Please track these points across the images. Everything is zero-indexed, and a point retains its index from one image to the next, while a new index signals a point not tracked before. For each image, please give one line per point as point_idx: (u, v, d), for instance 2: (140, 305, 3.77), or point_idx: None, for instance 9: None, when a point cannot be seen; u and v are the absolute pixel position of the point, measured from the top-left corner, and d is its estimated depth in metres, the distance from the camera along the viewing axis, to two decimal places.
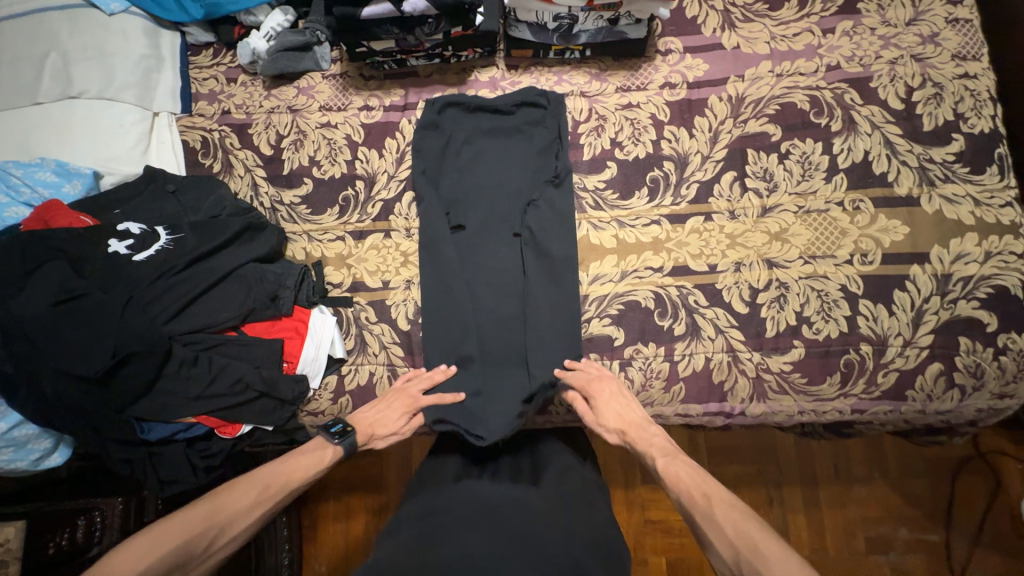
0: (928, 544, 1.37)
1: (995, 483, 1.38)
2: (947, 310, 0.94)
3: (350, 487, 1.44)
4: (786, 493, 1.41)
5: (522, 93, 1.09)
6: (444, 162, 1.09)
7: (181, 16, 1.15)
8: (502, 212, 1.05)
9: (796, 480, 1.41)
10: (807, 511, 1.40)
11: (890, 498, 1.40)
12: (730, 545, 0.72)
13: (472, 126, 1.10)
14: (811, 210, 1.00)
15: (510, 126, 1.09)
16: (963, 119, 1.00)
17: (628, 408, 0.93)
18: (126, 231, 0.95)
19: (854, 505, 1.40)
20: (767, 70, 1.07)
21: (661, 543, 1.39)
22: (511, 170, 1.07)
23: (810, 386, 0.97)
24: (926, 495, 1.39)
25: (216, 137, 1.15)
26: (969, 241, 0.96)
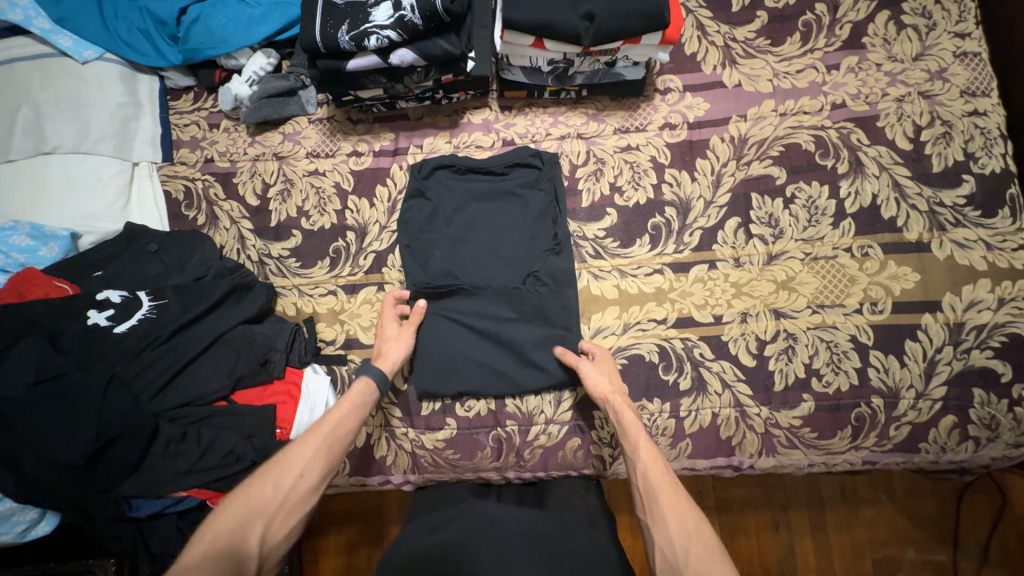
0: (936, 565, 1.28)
1: (1002, 500, 1.29)
2: (960, 360, 0.92)
3: (349, 521, 1.33)
4: (792, 517, 1.31)
5: (514, 157, 1.04)
6: (433, 232, 1.04)
7: (159, 61, 1.10)
8: (503, 281, 1.00)
9: (801, 504, 1.31)
10: (814, 536, 1.30)
11: (896, 519, 1.30)
12: (680, 529, 0.72)
13: (461, 189, 1.05)
14: (818, 257, 0.97)
15: (504, 190, 1.04)
16: (973, 159, 0.97)
17: (618, 383, 0.91)
18: (106, 300, 0.91)
19: (860, 527, 1.31)
20: (770, 109, 1.03)
21: None
22: (506, 237, 1.02)
23: (821, 440, 0.94)
24: (934, 516, 1.30)
25: (200, 188, 1.11)
26: (981, 288, 0.93)
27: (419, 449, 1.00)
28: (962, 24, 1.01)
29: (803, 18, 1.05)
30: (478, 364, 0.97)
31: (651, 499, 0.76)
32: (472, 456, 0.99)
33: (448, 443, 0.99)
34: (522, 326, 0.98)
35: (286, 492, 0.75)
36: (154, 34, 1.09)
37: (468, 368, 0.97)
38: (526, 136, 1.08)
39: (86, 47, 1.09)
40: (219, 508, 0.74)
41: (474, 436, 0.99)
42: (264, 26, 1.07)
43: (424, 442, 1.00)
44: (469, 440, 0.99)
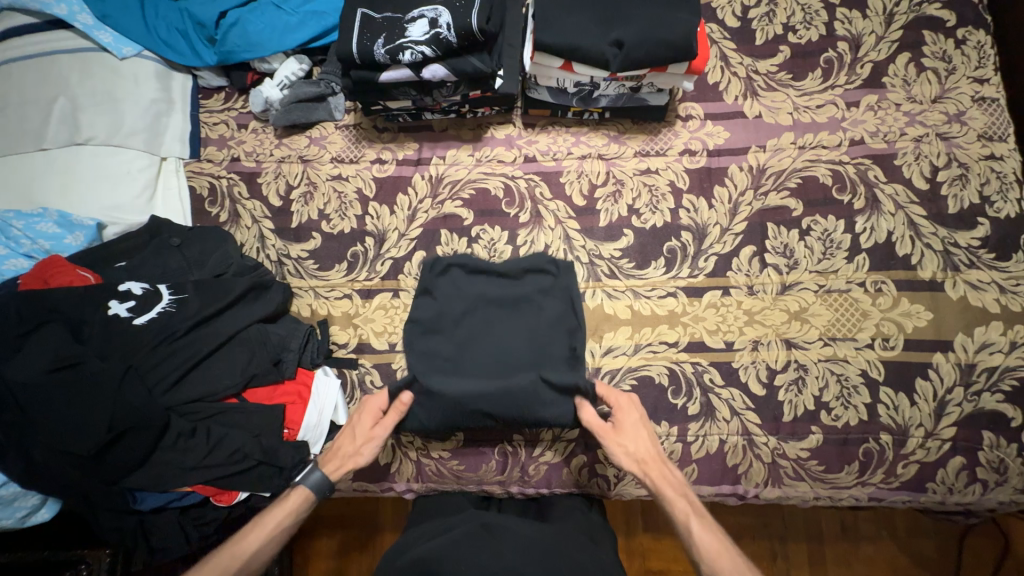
0: None
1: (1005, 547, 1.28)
2: (970, 402, 0.92)
3: (345, 523, 1.32)
4: (791, 548, 1.30)
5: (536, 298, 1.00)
6: (443, 309, 0.99)
7: (194, 60, 1.13)
8: (512, 372, 0.94)
9: (801, 535, 1.30)
10: (813, 570, 1.29)
11: (897, 557, 1.29)
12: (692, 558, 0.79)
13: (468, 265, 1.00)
14: (831, 290, 0.98)
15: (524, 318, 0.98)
16: (989, 202, 0.98)
17: (648, 442, 0.87)
18: (128, 291, 0.92)
19: (860, 565, 1.29)
20: (789, 142, 1.05)
21: None
22: (518, 320, 0.98)
23: (828, 473, 0.93)
24: (934, 557, 1.29)
25: (224, 185, 1.13)
26: (993, 330, 0.93)
27: (424, 457, 1.00)
28: (981, 69, 1.04)
29: (824, 55, 1.08)
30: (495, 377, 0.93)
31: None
32: (477, 468, 0.99)
33: (453, 453, 1.00)
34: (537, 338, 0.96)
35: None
36: (192, 35, 1.12)
37: (482, 383, 0.92)
38: (547, 154, 1.10)
39: (125, 43, 1.12)
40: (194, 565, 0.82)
41: (480, 449, 0.99)
42: (299, 34, 1.10)
43: (430, 450, 1.00)
44: (476, 452, 0.99)
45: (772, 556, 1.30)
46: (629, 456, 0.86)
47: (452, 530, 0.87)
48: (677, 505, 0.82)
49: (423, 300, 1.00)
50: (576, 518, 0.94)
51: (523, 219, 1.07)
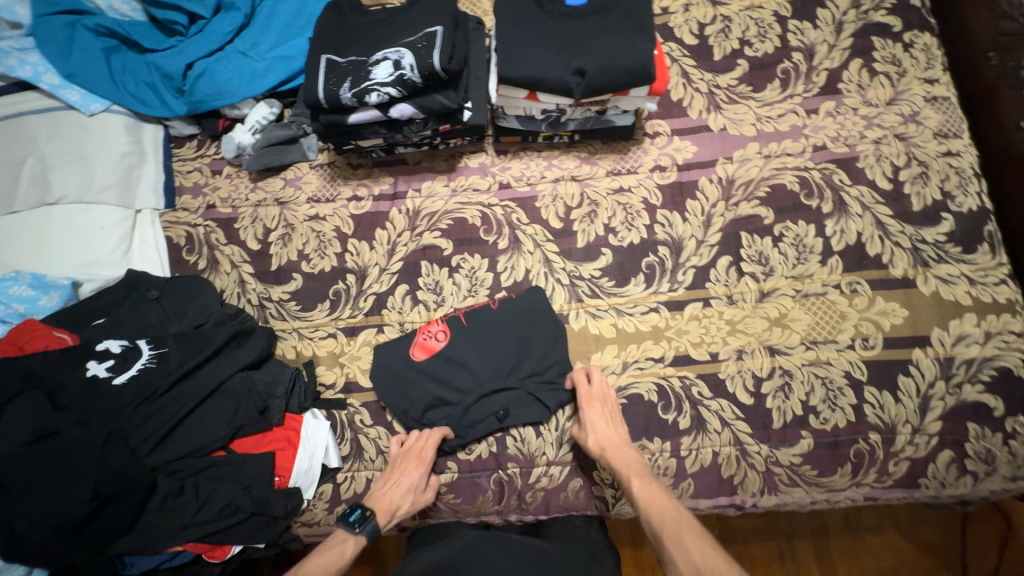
0: None
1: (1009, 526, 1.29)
2: (952, 394, 0.93)
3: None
4: (798, 545, 1.30)
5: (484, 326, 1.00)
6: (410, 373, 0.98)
7: (164, 111, 1.14)
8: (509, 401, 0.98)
9: (806, 532, 1.31)
10: (821, 565, 1.28)
11: (903, 547, 1.29)
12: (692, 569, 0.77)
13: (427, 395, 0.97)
14: (808, 294, 1.00)
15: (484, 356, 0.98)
16: (951, 198, 1.01)
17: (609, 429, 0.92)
18: (107, 350, 0.91)
19: (867, 556, 1.29)
20: (754, 151, 1.08)
21: None
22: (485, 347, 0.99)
23: (822, 477, 0.94)
24: (939, 542, 1.29)
25: (201, 233, 1.13)
26: (968, 322, 0.95)
27: None
28: (930, 71, 1.08)
29: (781, 66, 1.11)
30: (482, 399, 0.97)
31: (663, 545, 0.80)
32: (475, 500, 0.98)
33: (449, 486, 0.98)
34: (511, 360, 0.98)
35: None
36: (159, 87, 1.13)
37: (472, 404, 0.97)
38: (521, 179, 1.11)
39: (94, 100, 1.12)
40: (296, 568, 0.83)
41: (477, 481, 0.98)
42: (267, 79, 1.12)
43: None
44: (474, 483, 0.98)
45: (780, 557, 1.30)
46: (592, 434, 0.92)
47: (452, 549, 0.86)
48: (632, 473, 0.87)
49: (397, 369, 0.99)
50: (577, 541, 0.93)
51: (502, 246, 1.08)
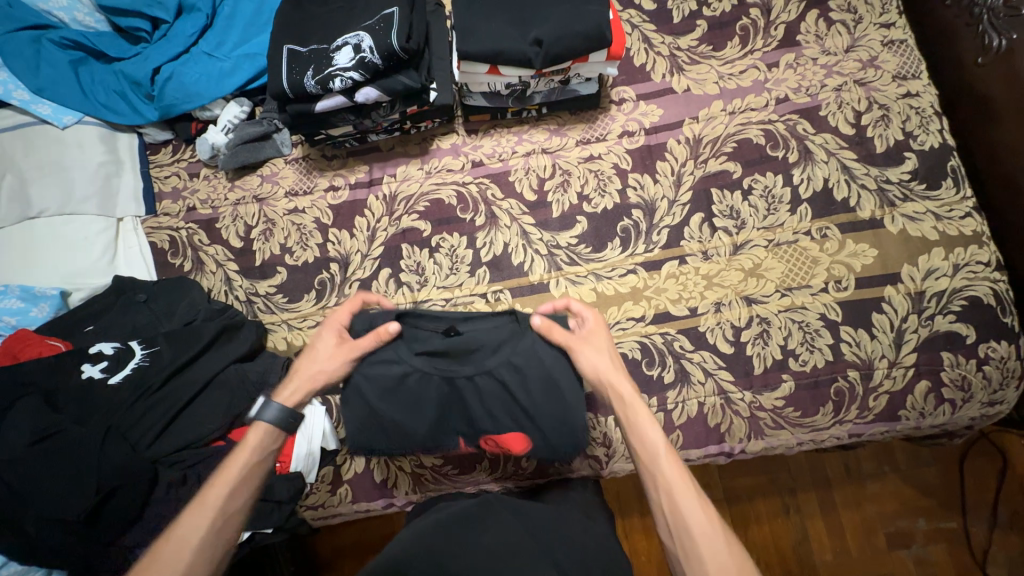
0: (947, 533, 1.29)
1: (1004, 461, 1.32)
2: (925, 327, 0.96)
3: (360, 543, 1.26)
4: (801, 500, 1.33)
5: (413, 435, 0.88)
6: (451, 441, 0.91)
7: (135, 118, 1.15)
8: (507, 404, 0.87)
9: (809, 486, 1.33)
10: (825, 516, 1.32)
11: (903, 491, 1.32)
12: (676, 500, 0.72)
13: (542, 371, 0.85)
14: (780, 243, 1.02)
15: (444, 412, 0.89)
16: (913, 137, 1.03)
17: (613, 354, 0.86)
18: (100, 353, 0.93)
19: (869, 503, 1.32)
20: (719, 109, 1.09)
21: None
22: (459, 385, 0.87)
23: (805, 418, 0.97)
24: (938, 484, 1.32)
25: (184, 236, 1.15)
26: (936, 256, 0.98)
27: (419, 468, 1.01)
28: (886, 15, 1.09)
29: (739, 23, 1.13)
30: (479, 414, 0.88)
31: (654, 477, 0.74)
32: (471, 471, 1.01)
33: (446, 459, 1.01)
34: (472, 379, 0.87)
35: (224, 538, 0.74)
36: (129, 95, 1.14)
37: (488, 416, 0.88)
38: (493, 156, 1.13)
39: (66, 112, 1.14)
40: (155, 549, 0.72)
41: (473, 452, 1.01)
42: (235, 78, 1.13)
43: (423, 460, 1.01)
44: (470, 455, 1.01)
45: (784, 512, 1.33)
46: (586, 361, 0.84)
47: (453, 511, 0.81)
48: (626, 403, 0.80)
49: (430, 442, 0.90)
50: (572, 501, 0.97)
51: (479, 223, 1.10)
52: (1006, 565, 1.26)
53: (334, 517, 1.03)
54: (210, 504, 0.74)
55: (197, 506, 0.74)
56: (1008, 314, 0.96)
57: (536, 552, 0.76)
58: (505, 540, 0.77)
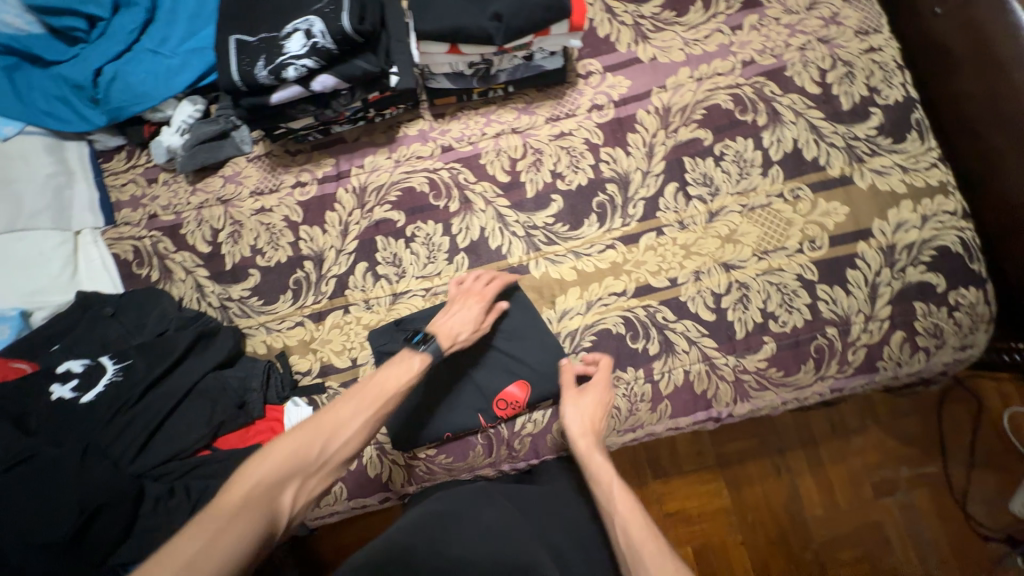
0: (930, 478, 1.35)
1: (979, 403, 1.38)
2: (897, 279, 0.98)
3: (361, 540, 1.26)
4: (791, 458, 1.37)
5: (436, 419, 0.98)
6: (470, 419, 0.98)
7: (82, 125, 1.09)
8: (505, 369, 0.99)
9: (797, 445, 1.37)
10: (814, 472, 1.36)
11: (885, 441, 1.37)
12: None
13: (515, 334, 1.00)
14: (754, 207, 1.03)
15: (457, 394, 0.99)
16: (877, 92, 1.04)
17: (598, 416, 0.88)
18: (68, 371, 0.90)
19: (854, 456, 1.37)
20: (686, 76, 1.08)
21: (685, 533, 1.34)
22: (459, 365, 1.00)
23: (788, 377, 0.99)
24: (919, 431, 1.37)
25: (148, 245, 1.10)
26: (905, 209, 0.99)
27: (412, 460, 1.01)
28: None
29: None
30: (482, 383, 0.99)
31: (635, 558, 0.68)
32: (465, 458, 1.01)
33: (439, 448, 1.01)
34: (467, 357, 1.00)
35: (328, 457, 0.72)
36: (72, 100, 1.08)
37: (491, 383, 0.99)
38: (462, 139, 1.11)
39: (6, 123, 1.07)
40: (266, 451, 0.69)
41: (466, 441, 1.01)
42: (184, 75, 1.07)
43: (416, 453, 1.00)
44: (464, 442, 1.01)
45: (776, 472, 1.37)
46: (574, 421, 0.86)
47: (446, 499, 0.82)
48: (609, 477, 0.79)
49: (452, 422, 0.98)
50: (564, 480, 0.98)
51: (453, 209, 1.08)
52: (984, 501, 1.32)
53: (331, 515, 1.02)
54: (305, 439, 0.70)
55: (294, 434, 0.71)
56: (975, 260, 0.98)
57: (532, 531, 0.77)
58: (501, 520, 0.78)
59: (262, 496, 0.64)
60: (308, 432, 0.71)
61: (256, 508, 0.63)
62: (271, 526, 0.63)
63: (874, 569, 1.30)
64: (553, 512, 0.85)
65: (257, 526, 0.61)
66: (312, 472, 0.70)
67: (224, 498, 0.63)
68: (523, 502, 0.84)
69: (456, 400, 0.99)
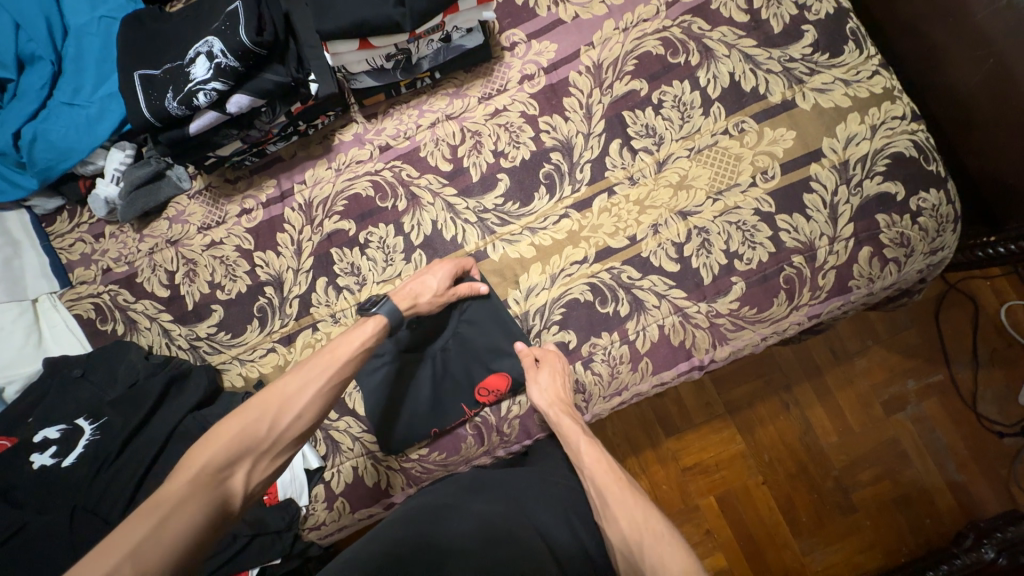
0: (937, 387, 1.34)
1: (975, 304, 1.36)
2: (856, 195, 0.96)
3: None
4: (797, 392, 1.37)
5: (423, 418, 0.98)
6: (456, 413, 0.99)
7: (17, 192, 1.07)
8: (482, 358, 0.99)
9: (801, 378, 1.37)
10: (822, 401, 1.36)
11: (889, 359, 1.36)
12: (632, 526, 0.74)
13: (490, 325, 1.00)
14: (701, 149, 1.00)
15: (440, 391, 0.99)
16: (807, 9, 1.01)
17: (563, 388, 0.92)
18: (46, 439, 0.90)
19: (860, 378, 1.36)
20: (611, 29, 1.05)
21: (705, 483, 1.34)
22: (435, 364, 0.99)
23: (762, 313, 0.98)
24: (919, 342, 1.36)
25: (108, 299, 1.09)
26: (853, 122, 0.97)
27: (407, 463, 1.01)
28: None
29: None
30: (462, 377, 0.99)
31: (603, 503, 0.79)
32: (461, 452, 1.01)
33: (432, 446, 1.01)
34: (441, 353, 1.00)
35: (280, 430, 0.72)
36: (3, 169, 1.06)
37: (471, 374, 0.99)
38: (398, 136, 1.08)
39: None
40: (212, 432, 0.69)
41: (458, 434, 1.00)
42: (105, 123, 1.05)
43: (411, 454, 1.01)
44: (455, 436, 1.01)
45: (784, 408, 1.36)
46: (543, 396, 0.91)
47: (442, 492, 0.83)
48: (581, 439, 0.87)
49: (438, 419, 0.98)
50: (556, 455, 0.97)
51: (402, 207, 1.06)
52: (993, 399, 1.32)
53: (341, 530, 1.02)
54: (250, 415, 0.71)
55: (237, 414, 0.71)
56: (931, 161, 0.96)
57: (517, 517, 0.76)
58: (491, 510, 0.77)
59: (209, 479, 0.64)
60: (254, 408, 0.71)
61: (201, 491, 0.63)
62: (220, 507, 0.64)
63: (896, 485, 1.31)
64: (539, 490, 0.84)
65: (204, 512, 0.62)
66: (262, 449, 0.70)
67: (167, 488, 0.63)
68: (516, 485, 0.84)
69: (438, 397, 0.99)
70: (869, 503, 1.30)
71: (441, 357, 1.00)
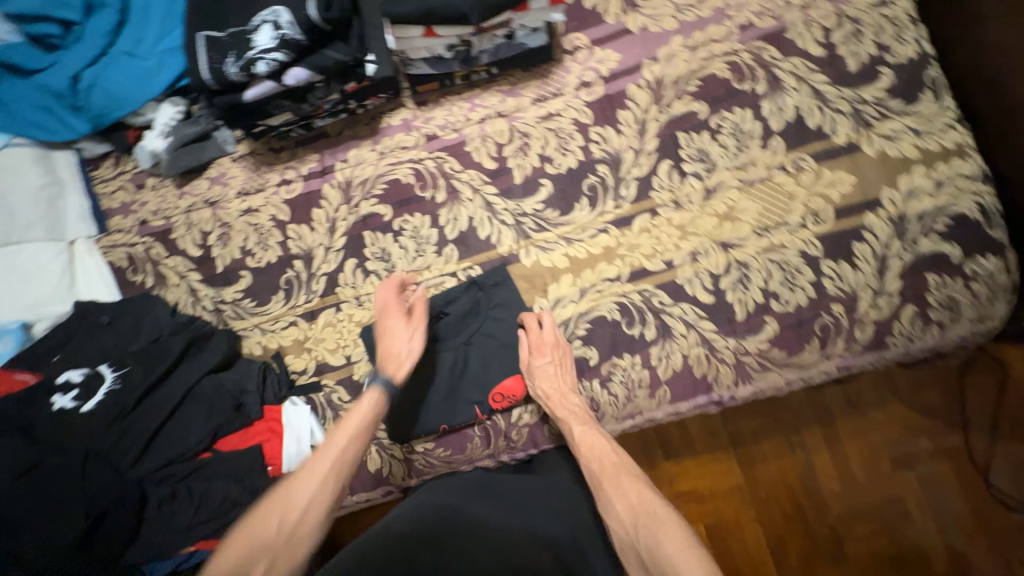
0: (952, 451, 1.30)
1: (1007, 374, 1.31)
2: (908, 251, 0.93)
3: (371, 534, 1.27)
4: (806, 435, 1.33)
5: (433, 411, 0.98)
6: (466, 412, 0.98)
7: (67, 134, 1.07)
8: (501, 360, 0.99)
9: (813, 422, 1.33)
10: (830, 449, 1.32)
11: (905, 414, 1.32)
12: (626, 505, 0.76)
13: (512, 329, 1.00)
14: (753, 182, 0.98)
15: (454, 387, 0.98)
16: (887, 50, 0.96)
17: (563, 378, 0.93)
18: (69, 381, 0.92)
19: (872, 430, 1.32)
20: (679, 45, 1.02)
21: (698, 511, 1.32)
22: (453, 359, 0.99)
23: (792, 357, 0.95)
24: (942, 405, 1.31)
25: (142, 251, 1.11)
26: (917, 175, 0.93)
27: (412, 454, 1.01)
28: None
29: None
30: (478, 376, 0.98)
31: (597, 483, 0.81)
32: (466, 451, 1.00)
33: (437, 441, 1.01)
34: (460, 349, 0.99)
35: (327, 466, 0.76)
36: (55, 109, 1.06)
37: (487, 375, 0.98)
38: (446, 127, 1.07)
39: None
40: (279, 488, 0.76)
41: (465, 434, 1.00)
42: (161, 77, 1.06)
43: (416, 446, 1.01)
44: (462, 435, 1.00)
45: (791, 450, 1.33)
46: (539, 386, 0.93)
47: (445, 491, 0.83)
48: (575, 421, 0.89)
49: (447, 415, 0.98)
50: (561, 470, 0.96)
51: (440, 199, 1.05)
52: (1012, 473, 1.27)
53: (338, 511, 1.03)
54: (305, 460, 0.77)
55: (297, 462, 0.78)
56: (995, 225, 0.91)
57: (518, 528, 0.75)
58: (494, 519, 0.76)
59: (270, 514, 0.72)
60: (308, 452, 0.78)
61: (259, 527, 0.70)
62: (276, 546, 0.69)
63: (895, 541, 1.27)
64: (545, 503, 0.82)
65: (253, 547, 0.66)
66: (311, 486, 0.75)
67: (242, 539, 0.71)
68: (518, 494, 0.83)
69: (452, 392, 0.98)
70: (863, 559, 1.27)
71: (460, 353, 0.99)
